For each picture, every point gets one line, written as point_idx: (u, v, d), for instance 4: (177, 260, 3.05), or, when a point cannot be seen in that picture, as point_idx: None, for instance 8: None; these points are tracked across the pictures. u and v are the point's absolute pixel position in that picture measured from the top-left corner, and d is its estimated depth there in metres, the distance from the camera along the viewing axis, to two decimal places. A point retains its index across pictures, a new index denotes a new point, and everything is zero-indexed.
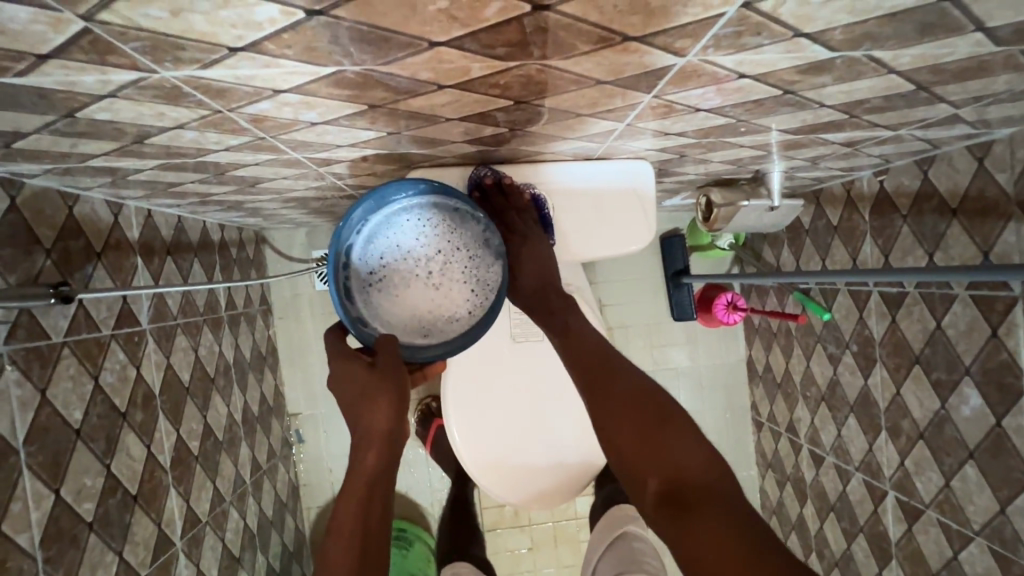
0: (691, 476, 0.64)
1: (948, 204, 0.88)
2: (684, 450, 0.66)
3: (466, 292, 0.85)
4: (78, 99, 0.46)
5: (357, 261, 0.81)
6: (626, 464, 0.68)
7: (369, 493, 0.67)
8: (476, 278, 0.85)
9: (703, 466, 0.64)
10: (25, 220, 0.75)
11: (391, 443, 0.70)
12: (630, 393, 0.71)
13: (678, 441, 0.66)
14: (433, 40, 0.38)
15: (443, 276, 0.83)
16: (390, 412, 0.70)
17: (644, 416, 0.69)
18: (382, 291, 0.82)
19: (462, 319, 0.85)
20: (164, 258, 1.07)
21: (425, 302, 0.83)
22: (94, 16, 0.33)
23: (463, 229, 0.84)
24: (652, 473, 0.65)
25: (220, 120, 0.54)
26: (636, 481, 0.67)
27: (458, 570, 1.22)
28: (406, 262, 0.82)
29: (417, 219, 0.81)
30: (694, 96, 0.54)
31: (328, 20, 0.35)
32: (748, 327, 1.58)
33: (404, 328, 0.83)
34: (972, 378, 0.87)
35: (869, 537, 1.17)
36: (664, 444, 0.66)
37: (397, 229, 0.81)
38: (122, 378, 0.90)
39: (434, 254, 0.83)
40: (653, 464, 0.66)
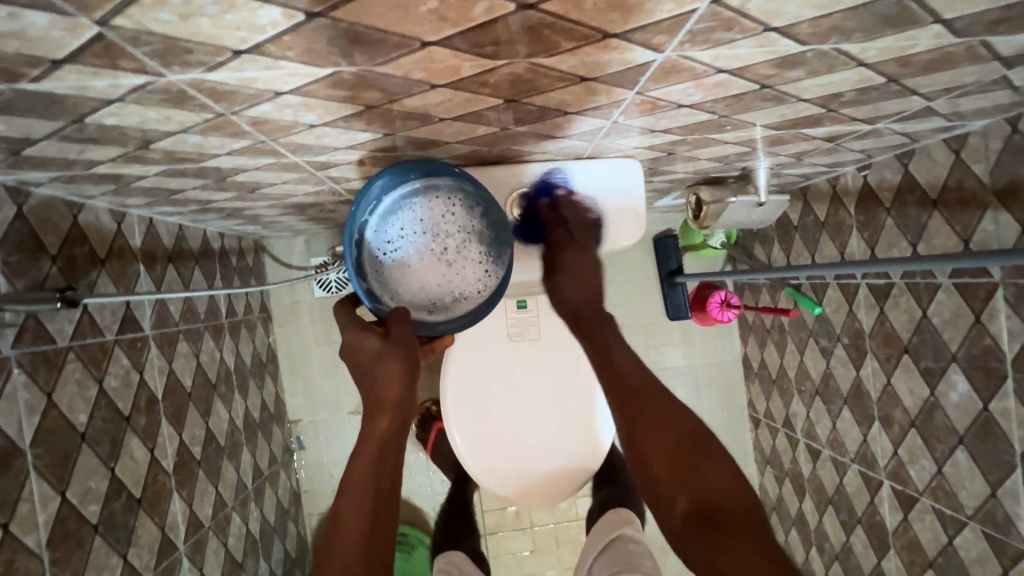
0: (725, 501, 0.62)
1: (929, 196, 0.91)
2: (719, 474, 0.64)
3: (474, 274, 0.89)
4: (89, 104, 0.48)
5: (374, 235, 0.84)
6: (653, 485, 0.66)
7: (382, 453, 0.67)
8: (486, 261, 0.89)
9: (738, 491, 0.63)
10: (32, 228, 0.77)
11: (402, 407, 0.69)
12: (663, 410, 0.70)
13: (711, 463, 0.65)
14: (425, 39, 0.40)
15: (454, 257, 0.87)
16: (402, 377, 0.70)
17: (676, 434, 0.67)
18: (395, 266, 0.85)
19: (468, 300, 0.90)
20: (166, 265, 1.09)
21: (436, 280, 0.86)
22: (109, 21, 0.35)
23: (478, 213, 0.86)
24: (684, 495, 0.63)
25: (224, 123, 0.56)
26: (663, 503, 0.65)
27: (452, 558, 1.24)
28: (420, 241, 0.85)
29: (434, 200, 0.83)
30: (676, 92, 0.57)
31: (327, 22, 0.37)
32: (743, 325, 1.60)
33: (414, 302, 0.87)
34: (958, 365, 0.89)
35: (867, 528, 1.18)
36: (697, 467, 0.65)
37: (415, 209, 0.83)
38: (125, 383, 0.92)
39: (448, 236, 0.86)
40: (684, 486, 0.64)
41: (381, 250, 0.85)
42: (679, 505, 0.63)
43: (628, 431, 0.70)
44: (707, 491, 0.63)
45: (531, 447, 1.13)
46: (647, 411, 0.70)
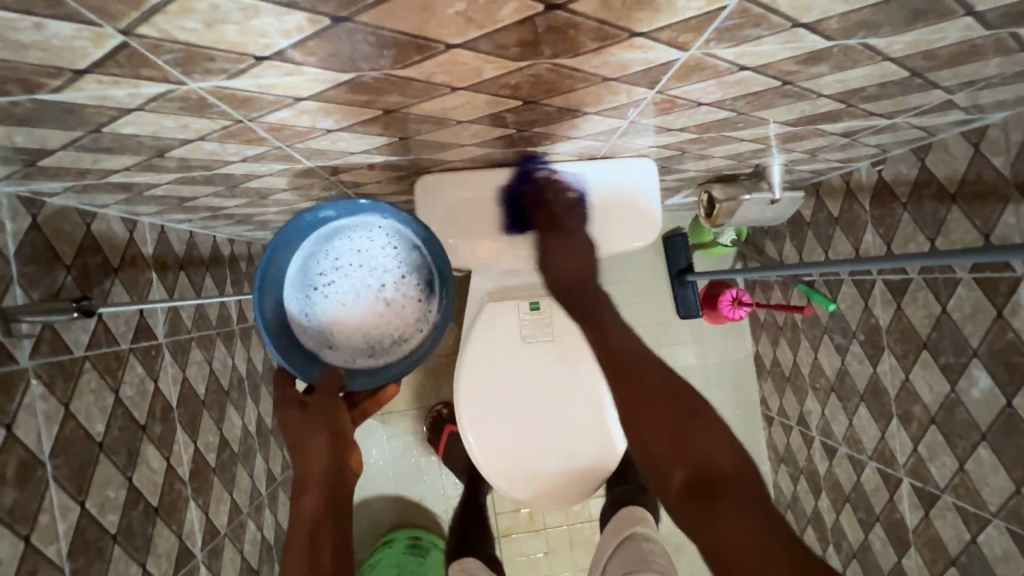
0: (722, 468, 0.62)
1: (947, 190, 0.89)
2: (715, 444, 0.64)
3: (412, 314, 0.91)
4: (107, 114, 0.48)
5: (303, 276, 0.86)
6: (650, 458, 0.66)
7: (312, 536, 0.69)
8: (423, 298, 0.92)
9: (735, 459, 0.64)
10: (46, 238, 0.76)
11: (333, 478, 0.74)
12: (657, 384, 0.70)
13: (706, 432, 0.65)
14: (450, 42, 0.40)
15: (389, 298, 0.89)
16: (328, 446, 0.76)
17: (669, 406, 0.68)
18: (324, 307, 0.87)
19: (404, 342, 0.91)
20: (177, 273, 1.08)
21: (366, 322, 0.89)
22: (133, 30, 0.34)
23: (412, 252, 0.90)
24: (679, 464, 0.64)
25: (241, 130, 0.56)
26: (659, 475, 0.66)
27: (466, 566, 1.21)
28: (353, 284, 0.88)
29: (367, 240, 0.87)
30: (696, 90, 0.56)
31: (352, 26, 0.37)
32: (754, 322, 1.59)
33: (344, 344, 0.89)
34: (980, 360, 0.88)
35: (886, 526, 1.16)
36: (693, 435, 0.65)
37: (345, 252, 0.87)
38: (141, 392, 0.92)
39: (382, 277, 0.89)
40: (680, 456, 0.64)
41: (308, 294, 0.87)
42: (676, 476, 0.64)
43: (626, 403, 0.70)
44: (703, 461, 0.63)
45: (545, 450, 1.12)
46: (640, 384, 0.70)
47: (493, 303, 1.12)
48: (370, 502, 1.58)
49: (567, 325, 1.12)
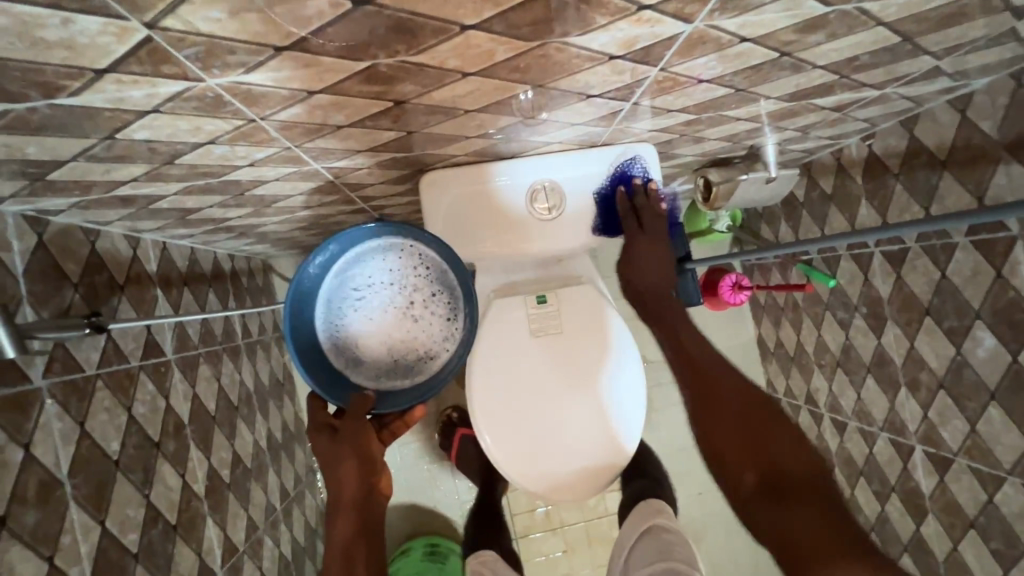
0: (792, 471, 0.70)
1: (937, 157, 0.92)
2: (787, 447, 0.72)
3: (435, 334, 0.91)
4: (122, 118, 0.48)
5: (331, 298, 0.88)
6: (722, 460, 0.75)
7: (347, 563, 0.73)
8: (446, 319, 0.91)
9: (807, 463, 0.71)
10: (53, 256, 0.76)
11: (364, 503, 0.77)
12: (739, 400, 0.78)
13: (782, 438, 0.73)
14: (465, 23, 0.41)
15: (413, 317, 0.89)
16: (360, 473, 0.78)
17: (746, 416, 0.76)
18: (353, 327, 0.88)
19: (426, 362, 0.90)
20: (182, 288, 1.08)
21: (395, 340, 0.89)
22: (158, 23, 0.35)
23: (436, 270, 0.90)
24: (749, 467, 0.72)
25: (252, 130, 0.56)
26: (730, 476, 0.74)
27: (482, 556, 1.17)
28: (380, 301, 0.88)
29: (393, 259, 0.89)
30: (698, 66, 0.58)
31: (372, 10, 0.37)
32: (755, 306, 1.61)
33: (374, 364, 0.89)
34: (983, 321, 0.90)
35: (902, 496, 1.17)
36: (769, 438, 0.73)
37: (372, 270, 0.88)
38: (153, 409, 0.91)
39: (408, 295, 0.89)
40: (751, 462, 0.72)
41: (337, 314, 0.88)
42: (746, 478, 0.72)
43: (704, 420, 0.79)
44: (770, 461, 0.71)
45: (562, 443, 1.11)
46: (723, 399, 0.78)
47: (499, 298, 1.12)
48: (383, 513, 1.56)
49: (575, 316, 1.12)
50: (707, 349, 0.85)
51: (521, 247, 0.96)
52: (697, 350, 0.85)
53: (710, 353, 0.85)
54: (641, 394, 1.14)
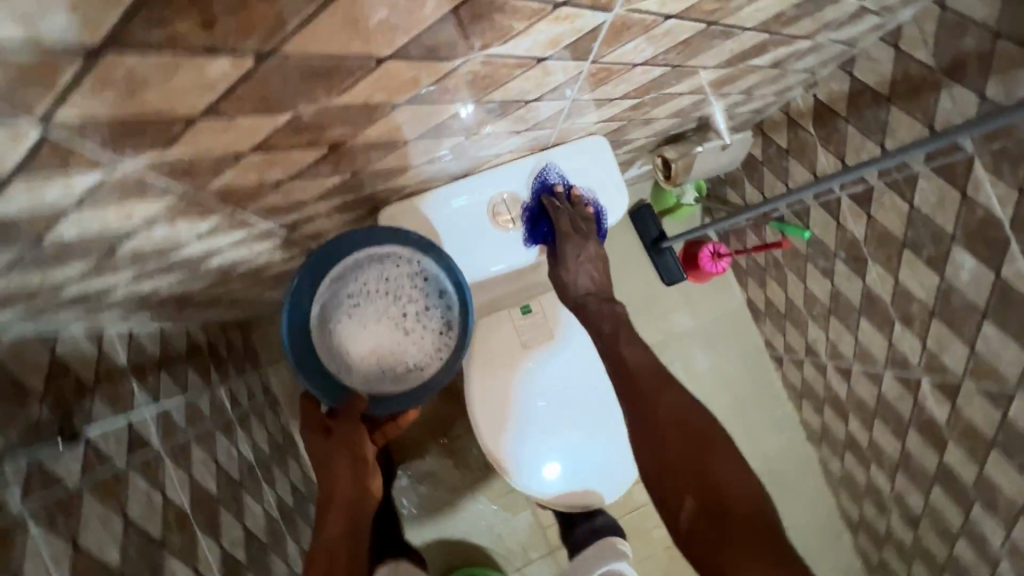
0: (733, 498, 0.63)
1: (881, 94, 0.93)
2: (727, 470, 0.65)
3: (426, 345, 0.87)
4: (44, 221, 0.46)
5: (325, 299, 0.84)
6: (661, 477, 0.67)
7: (331, 557, 0.73)
8: (438, 330, 0.87)
9: (746, 494, 0.64)
10: (10, 372, 0.72)
11: (355, 503, 0.78)
12: (667, 413, 0.71)
13: (721, 463, 0.66)
14: (379, 56, 0.39)
15: (406, 326, 0.86)
16: (353, 471, 0.79)
17: (686, 436, 0.68)
18: (345, 330, 0.85)
19: (414, 373, 0.86)
20: (158, 373, 1.04)
21: (388, 346, 0.86)
22: (51, 118, 0.32)
23: (430, 281, 0.87)
24: (687, 491, 0.64)
25: (188, 204, 0.54)
26: (667, 499, 0.66)
27: None
28: (375, 307, 0.86)
29: (389, 265, 0.86)
30: (629, 52, 0.57)
31: (278, 61, 0.35)
32: (738, 270, 1.61)
33: (364, 368, 0.85)
34: (960, 244, 0.90)
35: (918, 429, 1.17)
36: (714, 467, 0.65)
37: (372, 275, 0.86)
38: (149, 506, 0.86)
39: (403, 304, 0.86)
40: (692, 485, 0.65)
41: (329, 318, 0.84)
42: (687, 504, 0.64)
43: (641, 429, 0.71)
44: (710, 483, 0.64)
45: (572, 444, 1.10)
46: (656, 406, 0.71)
47: (484, 316, 1.09)
48: None
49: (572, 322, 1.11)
50: (638, 351, 0.79)
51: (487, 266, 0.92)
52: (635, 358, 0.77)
53: (645, 360, 0.77)
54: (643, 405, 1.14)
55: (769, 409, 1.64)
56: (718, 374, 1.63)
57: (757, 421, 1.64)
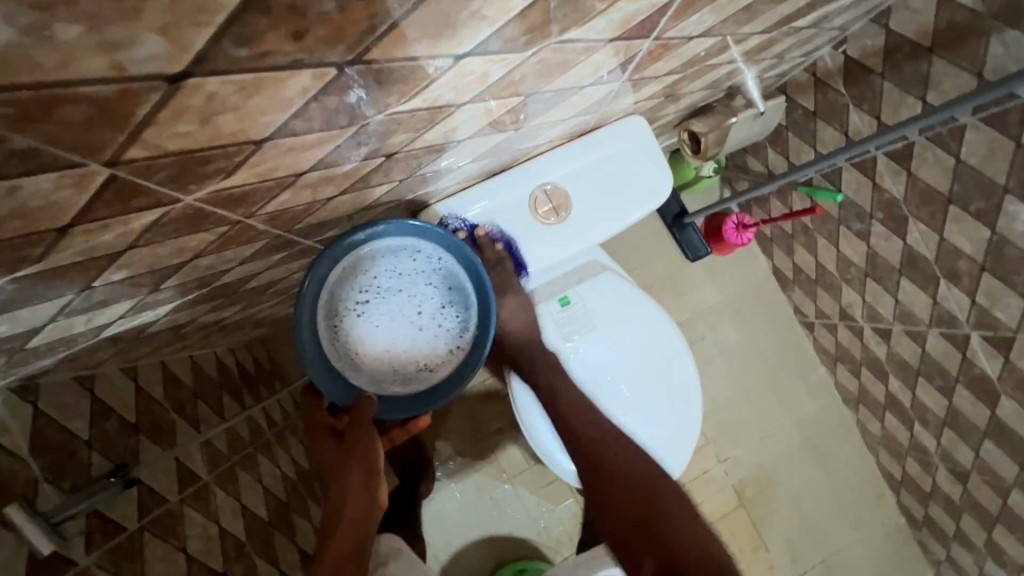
0: (688, 552, 0.68)
1: (922, 45, 0.89)
2: (682, 528, 0.70)
3: (441, 347, 0.76)
4: (97, 265, 0.42)
5: (333, 290, 0.73)
6: (622, 541, 0.72)
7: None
8: (456, 331, 0.77)
9: (697, 548, 0.68)
10: (55, 421, 0.68)
11: (365, 520, 0.72)
12: (621, 482, 0.76)
13: (670, 523, 0.71)
14: (460, 52, 0.35)
15: (419, 325, 0.76)
16: (365, 484, 0.72)
17: (637, 500, 0.74)
18: (355, 327, 0.74)
19: (427, 377, 0.75)
20: (195, 402, 1.00)
21: (402, 347, 0.75)
22: (120, 157, 0.29)
23: (447, 279, 0.78)
24: (646, 553, 0.69)
25: (239, 231, 0.50)
26: (631, 563, 0.71)
27: None
28: (389, 303, 0.75)
29: (406, 257, 0.76)
30: (691, 25, 0.53)
31: (361, 68, 0.32)
32: (763, 239, 1.58)
33: (372, 369, 0.74)
34: (1014, 195, 0.87)
35: (967, 385, 1.15)
36: (665, 526, 0.71)
37: (389, 266, 0.75)
38: (207, 540, 0.84)
39: (418, 301, 0.76)
40: (649, 545, 0.70)
41: (337, 313, 0.73)
42: (645, 566, 0.69)
43: (597, 501, 0.77)
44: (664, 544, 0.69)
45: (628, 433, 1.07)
46: (609, 476, 0.77)
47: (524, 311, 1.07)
48: (460, 555, 1.50)
49: (615, 308, 1.09)
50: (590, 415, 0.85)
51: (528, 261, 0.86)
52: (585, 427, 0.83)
53: (593, 424, 0.84)
54: (694, 390, 1.11)
55: (803, 376, 1.63)
56: (750, 345, 1.61)
57: (792, 388, 1.62)
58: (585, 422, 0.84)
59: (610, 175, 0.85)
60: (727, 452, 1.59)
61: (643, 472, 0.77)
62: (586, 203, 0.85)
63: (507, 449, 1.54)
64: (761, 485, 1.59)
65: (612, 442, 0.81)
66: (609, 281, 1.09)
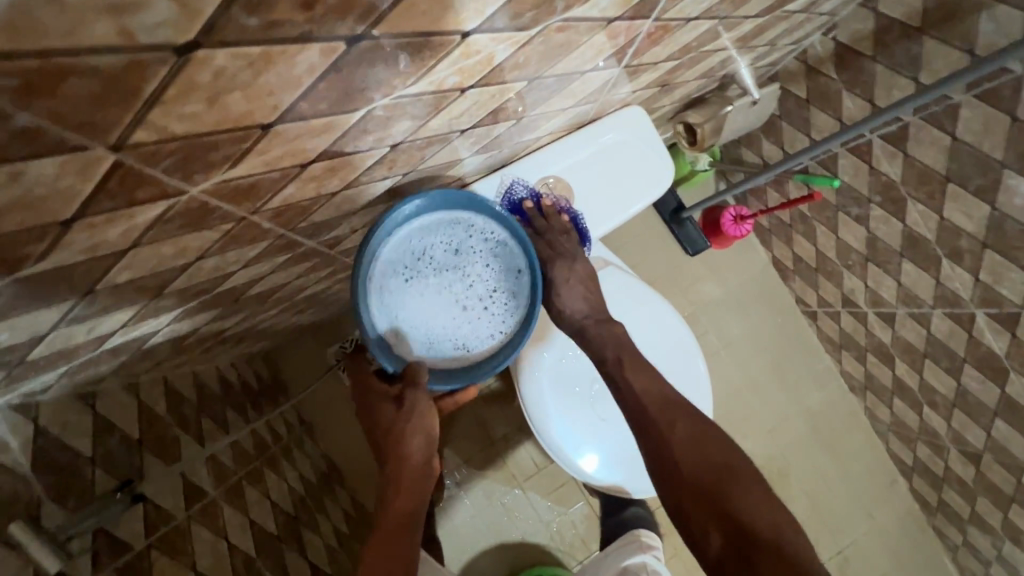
0: (760, 528, 0.59)
1: (911, 26, 0.89)
2: (755, 502, 0.62)
3: (482, 328, 0.77)
4: (100, 266, 0.41)
5: (389, 254, 0.72)
6: (684, 510, 0.64)
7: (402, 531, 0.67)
8: (497, 317, 0.78)
9: (771, 522, 0.60)
10: (57, 438, 0.67)
11: (423, 484, 0.74)
12: (684, 444, 0.68)
13: (741, 494, 0.62)
14: (467, 28, 0.35)
15: (465, 305, 0.76)
16: (425, 452, 0.76)
17: (704, 470, 0.65)
18: (403, 295, 0.73)
19: (463, 360, 0.77)
20: (198, 417, 0.98)
21: (445, 322, 0.76)
22: (126, 140, 0.28)
23: (502, 260, 0.77)
24: (714, 526, 0.61)
25: (244, 229, 0.49)
26: (695, 535, 0.62)
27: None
28: (439, 275, 0.75)
29: (462, 231, 0.75)
30: (690, 4, 0.53)
31: (369, 44, 0.31)
32: (761, 231, 1.59)
33: (413, 339, 0.75)
34: (1012, 169, 0.87)
35: (975, 364, 1.15)
36: (737, 496, 0.62)
37: (445, 236, 0.75)
38: (217, 556, 0.82)
39: (469, 280, 0.76)
40: (717, 520, 0.61)
41: (388, 279, 0.73)
42: (713, 542, 0.61)
43: (656, 462, 0.68)
44: (735, 519, 0.60)
45: None
46: (670, 437, 0.69)
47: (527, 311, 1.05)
48: (474, 564, 1.47)
49: (622, 303, 1.08)
50: (644, 373, 0.75)
51: None
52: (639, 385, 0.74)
53: (649, 384, 0.75)
54: (705, 382, 1.10)
55: (809, 365, 1.63)
56: (754, 337, 1.61)
57: (798, 378, 1.62)
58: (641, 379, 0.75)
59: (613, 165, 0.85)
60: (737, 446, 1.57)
61: (711, 436, 0.68)
62: (590, 194, 0.84)
63: (515, 453, 1.52)
64: (773, 478, 1.57)
65: (674, 401, 0.72)
66: (614, 276, 1.09)
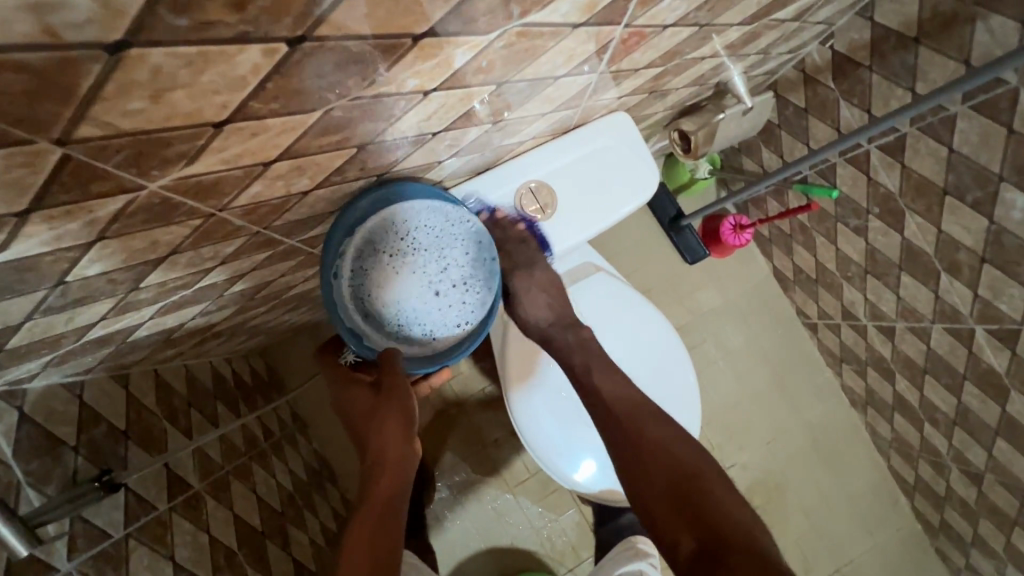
0: (726, 525, 0.63)
1: (907, 36, 0.88)
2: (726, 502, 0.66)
3: (452, 316, 0.80)
4: (67, 258, 0.42)
5: (364, 238, 0.73)
6: (654, 514, 0.68)
7: (384, 511, 0.67)
8: (466, 307, 0.80)
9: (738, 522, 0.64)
10: (42, 427, 0.69)
11: (404, 466, 0.72)
12: (655, 449, 0.73)
13: (710, 496, 0.67)
14: (417, 32, 0.36)
15: (439, 292, 0.77)
16: (404, 430, 0.75)
17: (673, 476, 0.70)
18: (377, 280, 0.75)
19: (427, 343, 0.80)
20: (188, 411, 1.00)
21: (417, 307, 0.77)
22: (71, 136, 0.29)
23: (477, 252, 0.79)
24: (684, 527, 0.64)
25: (214, 225, 0.50)
26: (665, 538, 0.65)
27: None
28: (415, 262, 0.76)
29: (440, 221, 0.75)
30: (663, 10, 0.54)
31: (313, 46, 0.32)
32: (761, 241, 1.57)
33: (384, 319, 0.78)
34: (1009, 182, 0.86)
35: (976, 381, 1.12)
36: (705, 497, 0.67)
37: (422, 224, 0.74)
38: (197, 548, 0.83)
39: (444, 267, 0.77)
40: (686, 521, 0.65)
41: (363, 261, 0.74)
42: (683, 544, 0.63)
43: (630, 469, 0.73)
44: (703, 520, 0.64)
45: None
46: (643, 444, 0.74)
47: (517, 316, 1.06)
48: (462, 568, 1.47)
49: (610, 309, 1.07)
50: (615, 384, 0.83)
51: (517, 258, 0.87)
52: (615, 395, 0.81)
53: (621, 395, 0.82)
54: (693, 390, 1.09)
55: (809, 379, 1.60)
56: (752, 347, 1.59)
57: (797, 390, 1.59)
58: (611, 390, 0.82)
59: (598, 172, 0.85)
60: (734, 457, 1.55)
61: (679, 446, 0.74)
62: (572, 199, 0.85)
63: (508, 458, 1.52)
64: (769, 491, 1.55)
65: (644, 411, 0.79)
66: (604, 282, 1.08)
